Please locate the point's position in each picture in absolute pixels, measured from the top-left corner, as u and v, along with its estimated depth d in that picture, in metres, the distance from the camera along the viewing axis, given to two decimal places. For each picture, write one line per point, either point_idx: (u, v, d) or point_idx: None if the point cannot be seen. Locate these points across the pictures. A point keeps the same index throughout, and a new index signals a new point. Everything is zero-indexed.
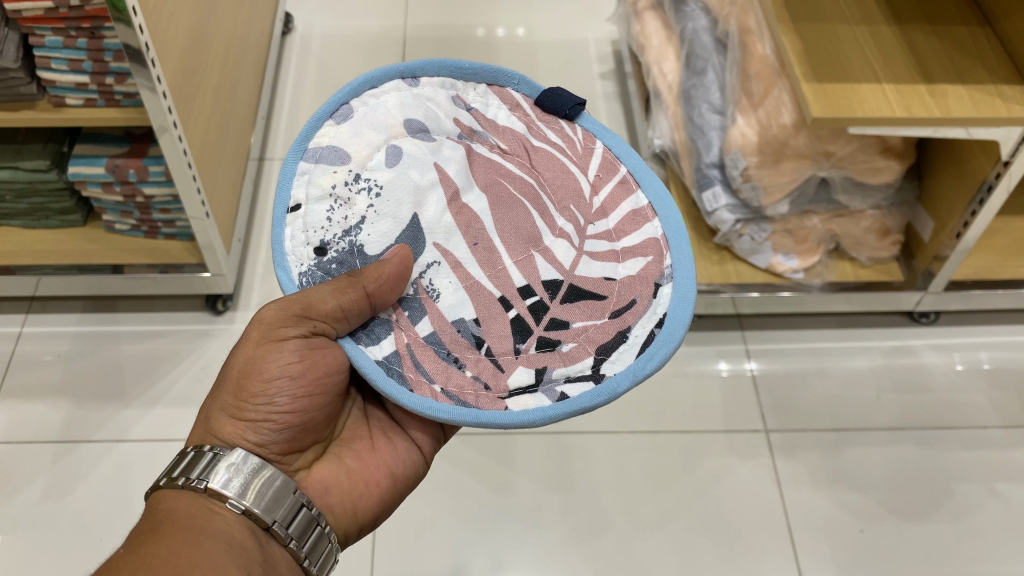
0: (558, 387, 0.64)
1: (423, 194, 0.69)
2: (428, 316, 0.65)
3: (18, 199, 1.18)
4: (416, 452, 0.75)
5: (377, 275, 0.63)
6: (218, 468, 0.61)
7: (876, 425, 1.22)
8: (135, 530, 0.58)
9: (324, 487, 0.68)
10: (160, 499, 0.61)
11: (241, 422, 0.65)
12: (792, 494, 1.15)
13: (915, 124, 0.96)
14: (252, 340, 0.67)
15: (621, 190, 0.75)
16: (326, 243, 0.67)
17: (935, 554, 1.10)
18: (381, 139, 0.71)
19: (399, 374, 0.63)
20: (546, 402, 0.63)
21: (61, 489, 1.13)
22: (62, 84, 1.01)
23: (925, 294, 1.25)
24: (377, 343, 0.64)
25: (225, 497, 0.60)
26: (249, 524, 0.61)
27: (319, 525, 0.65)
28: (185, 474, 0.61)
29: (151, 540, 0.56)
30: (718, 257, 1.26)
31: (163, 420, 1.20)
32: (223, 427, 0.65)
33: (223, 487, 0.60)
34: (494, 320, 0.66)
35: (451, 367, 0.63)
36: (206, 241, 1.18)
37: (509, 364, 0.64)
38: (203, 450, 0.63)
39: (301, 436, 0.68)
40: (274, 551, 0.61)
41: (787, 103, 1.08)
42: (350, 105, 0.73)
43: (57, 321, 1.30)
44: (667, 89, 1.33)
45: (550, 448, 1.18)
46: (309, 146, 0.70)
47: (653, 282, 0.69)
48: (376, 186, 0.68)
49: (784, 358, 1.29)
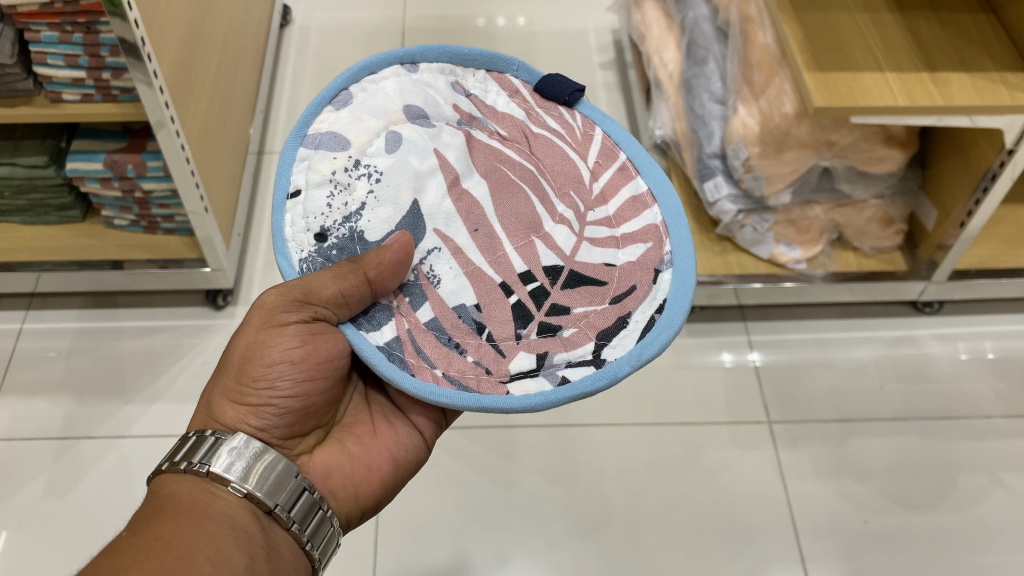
0: (559, 371, 0.63)
1: (423, 180, 0.68)
2: (429, 302, 0.65)
3: (17, 195, 1.18)
4: (417, 437, 0.75)
5: (378, 261, 0.62)
6: (220, 452, 0.61)
7: (880, 416, 1.21)
8: (138, 512, 0.57)
9: (325, 471, 0.68)
10: (162, 483, 0.60)
11: (242, 407, 0.65)
12: (795, 485, 1.15)
13: (918, 113, 0.95)
14: (253, 324, 0.66)
15: (620, 176, 0.74)
16: (327, 229, 0.66)
17: (939, 545, 1.10)
18: (381, 125, 0.70)
19: (400, 359, 0.62)
20: (547, 387, 0.62)
21: (62, 485, 1.12)
22: (58, 79, 1.00)
23: (929, 284, 1.24)
24: (378, 329, 0.64)
25: (226, 481, 0.60)
26: (251, 507, 0.60)
27: (321, 509, 0.64)
28: (187, 458, 0.60)
29: (153, 523, 0.55)
30: (720, 248, 1.26)
31: (164, 416, 1.19)
32: (224, 412, 0.64)
33: (225, 471, 0.60)
34: (496, 305, 0.65)
35: (452, 353, 0.63)
36: (204, 236, 1.17)
37: (510, 349, 0.63)
38: (204, 434, 0.62)
39: (302, 421, 0.67)
40: (276, 535, 0.61)
41: (789, 93, 1.07)
42: (350, 91, 0.72)
43: (57, 317, 1.30)
44: (668, 79, 1.32)
45: (552, 441, 1.18)
46: (308, 132, 0.69)
47: (652, 268, 0.68)
48: (375, 171, 0.68)
49: (788, 349, 1.29)
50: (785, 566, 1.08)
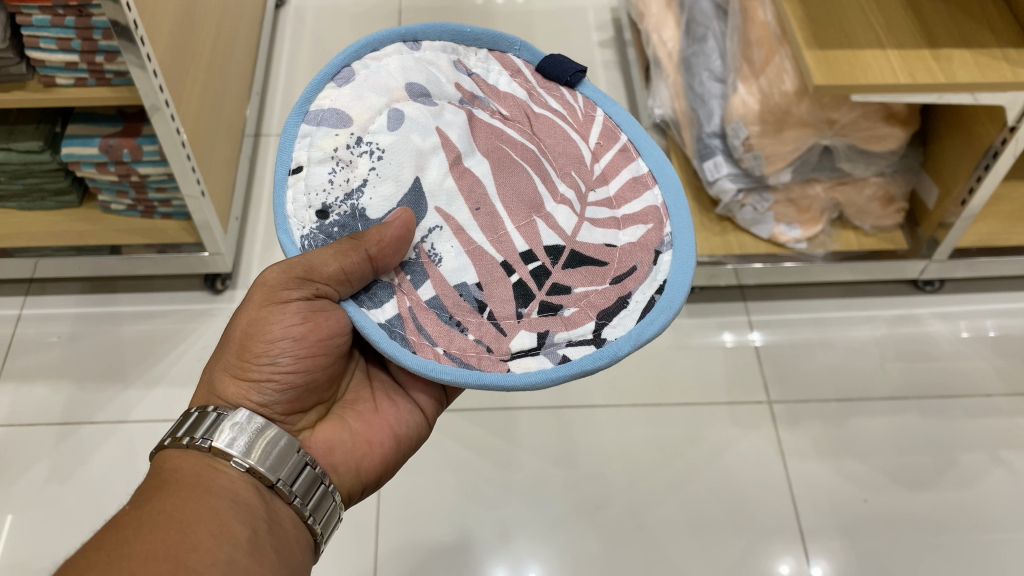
0: (559, 350, 0.63)
1: (425, 158, 0.68)
2: (430, 281, 0.64)
3: (13, 180, 1.17)
4: (418, 414, 0.75)
5: (379, 238, 0.61)
6: (222, 427, 0.60)
7: (880, 395, 1.21)
8: (142, 487, 0.57)
9: (327, 447, 0.68)
10: (163, 459, 0.60)
11: (243, 383, 0.64)
12: (796, 464, 1.15)
13: (919, 90, 0.94)
14: (254, 302, 0.66)
15: (621, 158, 0.74)
16: (328, 206, 0.65)
17: (940, 523, 1.10)
18: (383, 103, 0.69)
19: (401, 337, 0.62)
20: (548, 365, 0.62)
21: (63, 470, 1.13)
22: (51, 64, 0.99)
23: (930, 262, 1.24)
24: (379, 307, 0.63)
25: (229, 456, 0.59)
26: (253, 482, 0.60)
27: (323, 484, 0.64)
28: (190, 433, 0.60)
29: (157, 497, 0.55)
30: (720, 228, 1.25)
31: (164, 400, 1.20)
32: (225, 388, 0.64)
33: (227, 446, 0.60)
34: (497, 285, 0.65)
35: (453, 331, 0.62)
36: (201, 219, 1.17)
37: (511, 328, 0.63)
38: (206, 410, 0.62)
39: (303, 397, 0.67)
40: (278, 509, 0.60)
41: (789, 70, 1.05)
42: (351, 69, 0.71)
43: (56, 304, 1.29)
44: (667, 57, 1.31)
45: (553, 422, 1.18)
46: (310, 109, 0.68)
47: (653, 249, 0.68)
48: (377, 150, 0.67)
49: (788, 329, 1.29)
50: (785, 543, 1.08)
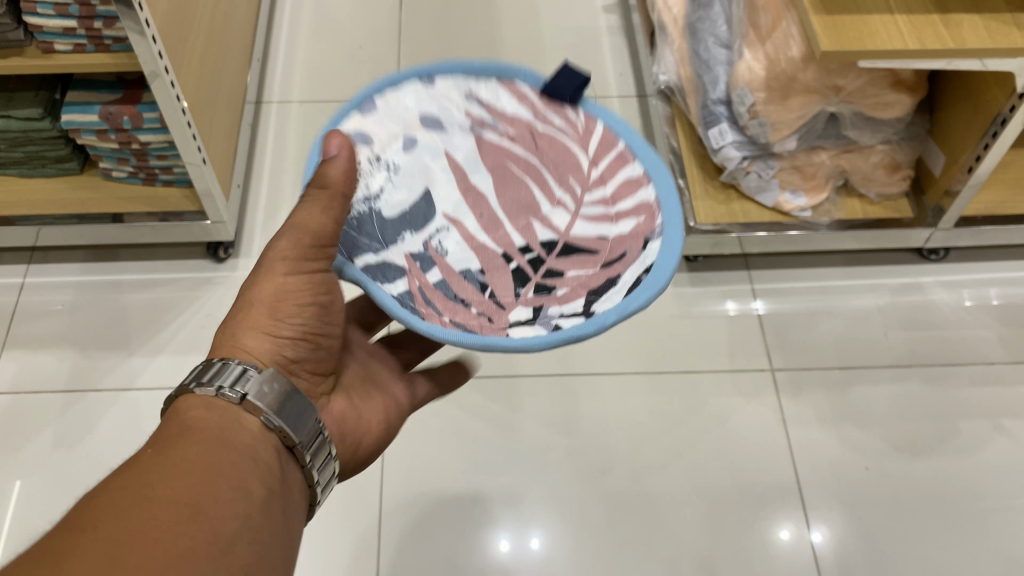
0: (553, 321, 0.62)
1: (433, 172, 0.69)
2: (438, 266, 0.65)
3: (13, 148, 1.16)
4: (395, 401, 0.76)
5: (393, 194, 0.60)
6: (251, 380, 0.57)
7: (883, 363, 1.21)
8: (157, 436, 0.51)
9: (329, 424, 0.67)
10: (178, 407, 0.55)
11: (265, 338, 0.61)
12: (797, 432, 1.16)
13: (928, 56, 0.93)
14: (275, 252, 0.62)
15: (617, 165, 0.71)
16: None
17: (941, 491, 1.11)
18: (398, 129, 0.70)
19: (412, 307, 0.61)
20: (542, 333, 0.61)
21: (69, 436, 1.13)
22: (49, 29, 0.97)
23: (935, 231, 1.22)
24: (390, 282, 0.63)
25: (259, 411, 0.56)
26: (278, 443, 0.57)
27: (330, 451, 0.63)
28: (213, 381, 0.56)
29: (187, 442, 0.50)
30: (724, 196, 1.24)
31: (168, 367, 1.20)
32: (246, 343, 0.60)
33: (257, 399, 0.56)
34: (496, 273, 0.65)
35: (456, 305, 0.63)
36: (203, 187, 1.16)
37: (510, 304, 0.64)
38: (229, 362, 0.58)
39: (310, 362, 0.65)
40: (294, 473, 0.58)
41: (795, 36, 1.05)
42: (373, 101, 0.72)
43: (59, 272, 1.29)
44: (673, 22, 1.29)
45: (555, 390, 1.19)
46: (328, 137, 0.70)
47: (643, 238, 0.67)
48: (392, 165, 0.68)
49: (792, 297, 1.28)
50: (786, 510, 1.09)
